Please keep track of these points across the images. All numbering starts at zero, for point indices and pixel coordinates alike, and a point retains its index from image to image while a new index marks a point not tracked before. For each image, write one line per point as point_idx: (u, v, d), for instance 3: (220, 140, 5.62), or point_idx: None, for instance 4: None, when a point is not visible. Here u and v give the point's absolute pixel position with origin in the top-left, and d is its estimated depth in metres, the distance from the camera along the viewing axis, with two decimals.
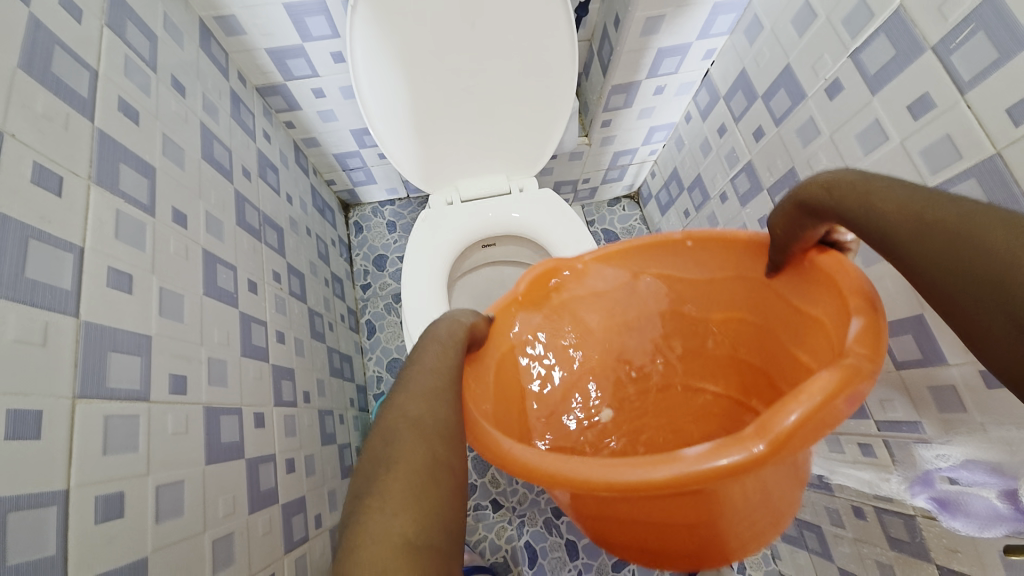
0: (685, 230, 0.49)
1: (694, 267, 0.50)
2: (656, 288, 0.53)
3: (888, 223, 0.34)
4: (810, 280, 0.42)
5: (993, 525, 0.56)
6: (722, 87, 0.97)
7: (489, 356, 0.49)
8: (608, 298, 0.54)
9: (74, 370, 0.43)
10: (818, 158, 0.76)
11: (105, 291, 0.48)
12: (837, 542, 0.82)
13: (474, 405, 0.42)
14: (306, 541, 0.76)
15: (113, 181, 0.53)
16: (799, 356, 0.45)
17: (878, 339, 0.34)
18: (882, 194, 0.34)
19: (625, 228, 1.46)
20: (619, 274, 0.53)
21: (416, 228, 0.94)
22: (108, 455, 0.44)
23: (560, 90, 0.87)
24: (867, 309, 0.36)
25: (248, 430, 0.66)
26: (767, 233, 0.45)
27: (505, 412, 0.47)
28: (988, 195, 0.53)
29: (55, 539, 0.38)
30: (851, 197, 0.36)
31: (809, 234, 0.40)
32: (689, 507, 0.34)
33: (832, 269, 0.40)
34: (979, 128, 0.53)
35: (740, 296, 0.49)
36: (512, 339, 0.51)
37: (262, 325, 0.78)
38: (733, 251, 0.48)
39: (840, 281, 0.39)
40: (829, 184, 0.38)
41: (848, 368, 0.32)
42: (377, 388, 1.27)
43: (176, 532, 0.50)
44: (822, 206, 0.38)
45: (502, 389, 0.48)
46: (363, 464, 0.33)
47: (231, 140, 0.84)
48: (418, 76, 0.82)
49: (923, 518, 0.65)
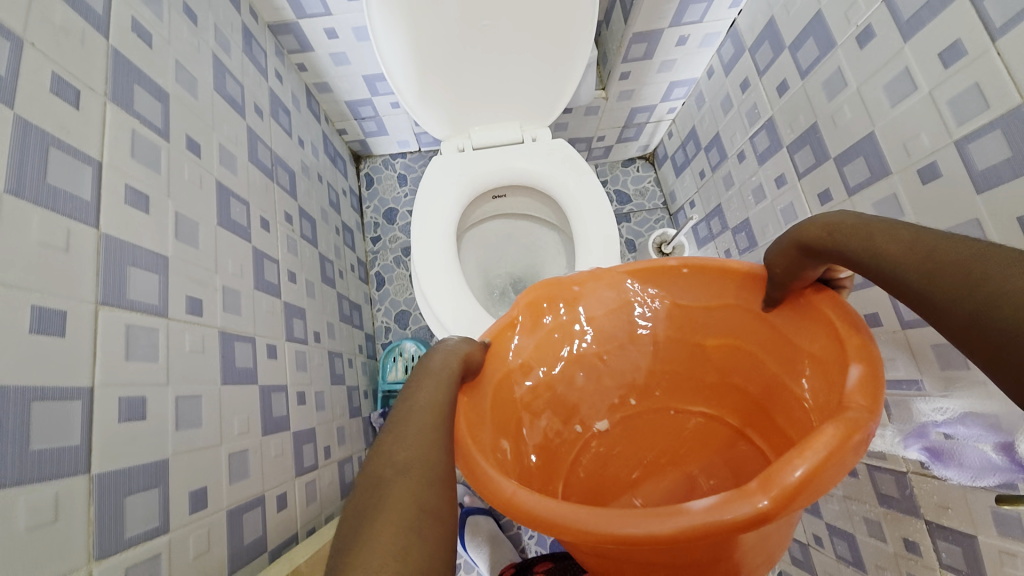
0: (681, 257, 0.49)
1: (690, 295, 0.50)
2: (652, 315, 0.52)
3: (896, 266, 0.32)
4: (806, 317, 0.43)
5: (983, 475, 0.57)
6: (748, 38, 0.93)
7: (484, 383, 0.45)
8: (604, 323, 0.52)
9: (95, 277, 0.44)
10: (842, 112, 0.74)
11: (122, 208, 0.49)
12: (827, 500, 0.87)
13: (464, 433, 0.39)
14: (315, 469, 0.81)
15: (128, 102, 0.53)
16: (795, 389, 0.45)
17: (876, 388, 0.34)
18: (887, 237, 0.34)
19: (639, 190, 1.45)
20: (618, 299, 0.52)
21: (427, 174, 0.93)
22: (129, 361, 0.46)
23: (578, 34, 0.84)
24: (865, 356, 0.37)
25: (260, 359, 0.69)
26: (762, 266, 0.45)
27: (501, 443, 0.44)
28: (1010, 148, 0.51)
29: (79, 431, 0.41)
30: (855, 242, 0.35)
31: (808, 273, 0.40)
32: (696, 555, 0.32)
33: (832, 311, 0.40)
34: (1007, 77, 0.51)
35: (734, 326, 0.49)
36: (508, 365, 0.48)
37: (274, 263, 0.80)
38: (728, 283, 0.48)
39: (834, 319, 0.40)
40: (830, 230, 0.37)
41: (850, 422, 0.31)
42: (386, 338, 1.30)
43: (194, 441, 0.53)
44: (824, 248, 0.38)
45: (497, 419, 0.45)
46: (347, 512, 0.28)
47: (244, 76, 0.83)
48: (432, 9, 0.79)
49: (917, 475, 0.67)
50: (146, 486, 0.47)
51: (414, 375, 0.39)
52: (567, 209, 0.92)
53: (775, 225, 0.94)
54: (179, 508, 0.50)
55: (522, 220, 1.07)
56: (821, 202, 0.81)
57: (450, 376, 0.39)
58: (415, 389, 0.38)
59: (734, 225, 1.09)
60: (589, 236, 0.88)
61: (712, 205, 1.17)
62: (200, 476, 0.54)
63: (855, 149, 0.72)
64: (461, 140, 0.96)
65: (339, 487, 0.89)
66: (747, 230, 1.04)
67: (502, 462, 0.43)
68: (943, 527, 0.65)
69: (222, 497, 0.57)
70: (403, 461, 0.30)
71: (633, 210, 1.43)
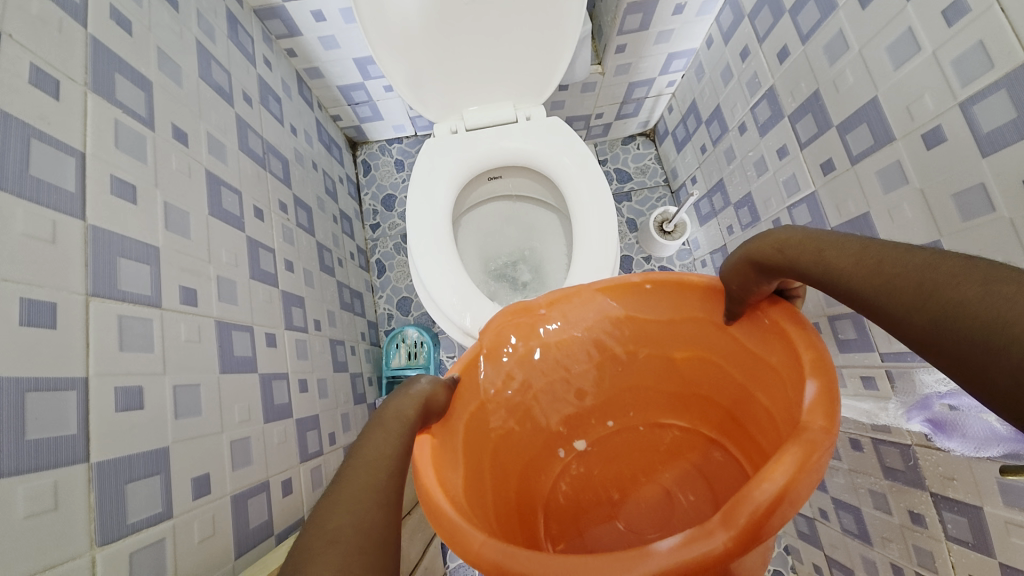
0: (643, 272, 0.47)
1: (654, 309, 0.48)
2: (620, 330, 0.50)
3: (847, 279, 0.32)
4: (765, 330, 0.42)
5: (989, 444, 0.56)
6: (747, 3, 0.89)
7: (455, 420, 0.43)
8: (574, 343, 0.50)
9: (85, 269, 0.45)
10: (844, 77, 0.71)
11: (109, 199, 0.49)
12: (833, 474, 0.87)
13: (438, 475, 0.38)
14: (320, 455, 0.82)
15: (110, 91, 0.52)
16: (761, 400, 0.44)
17: (833, 403, 0.32)
18: (834, 250, 0.33)
19: (639, 168, 1.42)
20: (589, 315, 0.49)
21: (420, 158, 0.92)
22: (124, 351, 0.47)
23: (570, 6, 0.81)
24: (821, 372, 0.35)
25: (259, 348, 0.70)
26: (719, 280, 0.44)
27: (478, 475, 0.43)
28: (1017, 108, 0.49)
29: (77, 420, 0.41)
30: (805, 256, 0.35)
31: (763, 289, 0.39)
32: None
33: (786, 324, 0.39)
34: (1012, 33, 0.48)
35: (703, 339, 0.48)
36: (478, 396, 0.46)
37: (270, 252, 0.80)
38: (688, 295, 0.47)
39: (795, 339, 0.38)
40: (781, 245, 0.37)
41: (806, 445, 0.29)
42: (388, 325, 1.31)
43: (194, 429, 0.54)
44: (777, 266, 0.37)
45: (471, 451, 0.44)
46: None
47: (231, 63, 0.82)
48: None
49: (921, 447, 0.67)
50: (147, 474, 0.47)
51: (365, 423, 0.37)
52: (563, 188, 0.91)
53: (777, 198, 0.92)
54: (183, 495, 0.51)
55: (520, 201, 1.06)
56: (824, 173, 0.79)
57: (404, 425, 0.37)
58: (361, 440, 0.35)
59: (736, 200, 1.07)
60: (586, 214, 0.87)
61: (714, 180, 1.15)
62: (202, 463, 0.55)
63: (858, 116, 0.70)
64: (453, 121, 0.94)
65: None
66: (749, 205, 1.02)
67: (481, 499, 0.42)
68: (948, 498, 0.65)
69: (225, 483, 0.58)
70: (335, 529, 0.28)
71: (634, 188, 1.41)
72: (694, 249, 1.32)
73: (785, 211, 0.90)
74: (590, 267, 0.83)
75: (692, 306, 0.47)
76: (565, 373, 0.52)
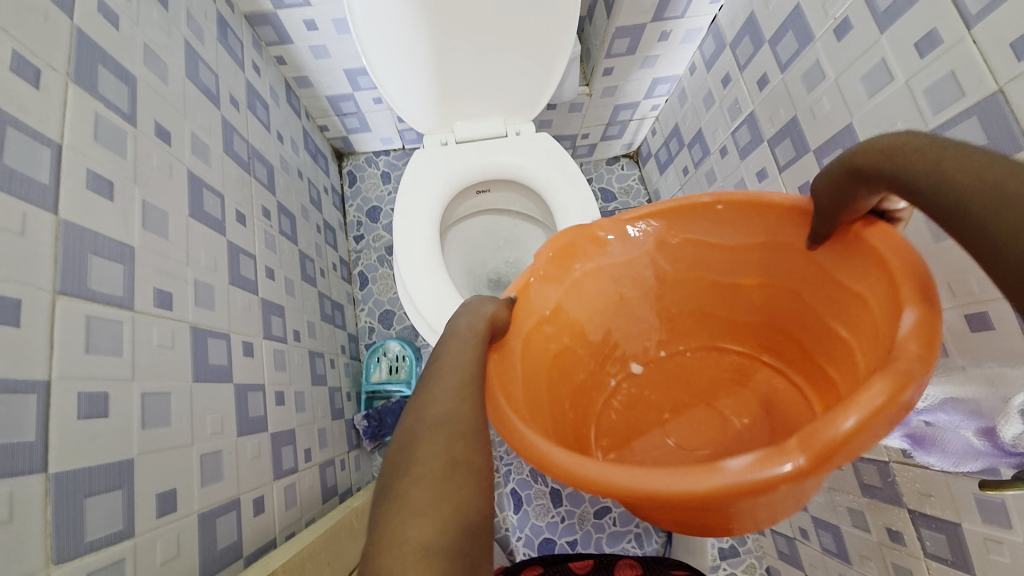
0: (716, 193, 0.48)
1: (726, 231, 0.50)
2: (682, 252, 0.53)
3: (956, 191, 0.29)
4: (854, 253, 0.41)
5: (970, 459, 0.56)
6: (729, 33, 0.94)
7: (513, 345, 0.46)
8: (630, 266, 0.54)
9: (54, 265, 0.42)
10: (821, 104, 0.74)
11: (85, 194, 0.46)
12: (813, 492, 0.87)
13: (503, 391, 0.41)
14: (295, 472, 0.78)
15: (92, 83, 0.51)
16: (838, 330, 0.45)
17: (934, 336, 0.31)
18: (957, 158, 0.29)
19: (623, 188, 1.45)
20: (645, 240, 0.52)
21: (409, 167, 0.92)
22: (91, 354, 0.44)
23: (561, 29, 0.83)
24: (923, 301, 0.34)
25: (235, 357, 0.66)
26: (807, 199, 0.44)
27: (533, 389, 0.46)
28: (987, 135, 0.52)
29: (35, 427, 0.38)
30: (918, 159, 0.31)
31: (859, 204, 0.38)
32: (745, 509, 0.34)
33: (879, 243, 0.38)
34: (982, 63, 0.52)
35: (772, 263, 0.49)
36: (538, 313, 0.49)
37: (251, 258, 0.77)
38: (767, 216, 0.47)
39: (888, 258, 0.37)
40: (890, 149, 0.33)
41: (899, 373, 0.30)
42: (369, 339, 1.28)
43: (163, 440, 0.51)
44: (877, 172, 0.34)
45: (529, 373, 0.46)
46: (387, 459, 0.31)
47: (219, 66, 0.81)
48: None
49: (897, 463, 0.68)
50: (108, 488, 0.44)
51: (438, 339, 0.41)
52: (551, 204, 0.91)
53: None
54: (148, 511, 0.48)
55: (506, 215, 1.06)
56: (802, 194, 0.82)
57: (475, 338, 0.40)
58: (437, 354, 0.39)
59: None
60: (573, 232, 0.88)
61: None
62: (169, 477, 0.51)
63: (834, 141, 0.73)
64: (444, 134, 0.94)
65: (319, 491, 0.86)
66: None
67: (542, 420, 0.44)
68: (926, 515, 0.66)
69: (194, 499, 0.54)
70: (434, 414, 0.32)
71: (618, 207, 1.43)
72: None
73: None
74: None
75: (771, 230, 0.47)
76: (614, 298, 0.54)
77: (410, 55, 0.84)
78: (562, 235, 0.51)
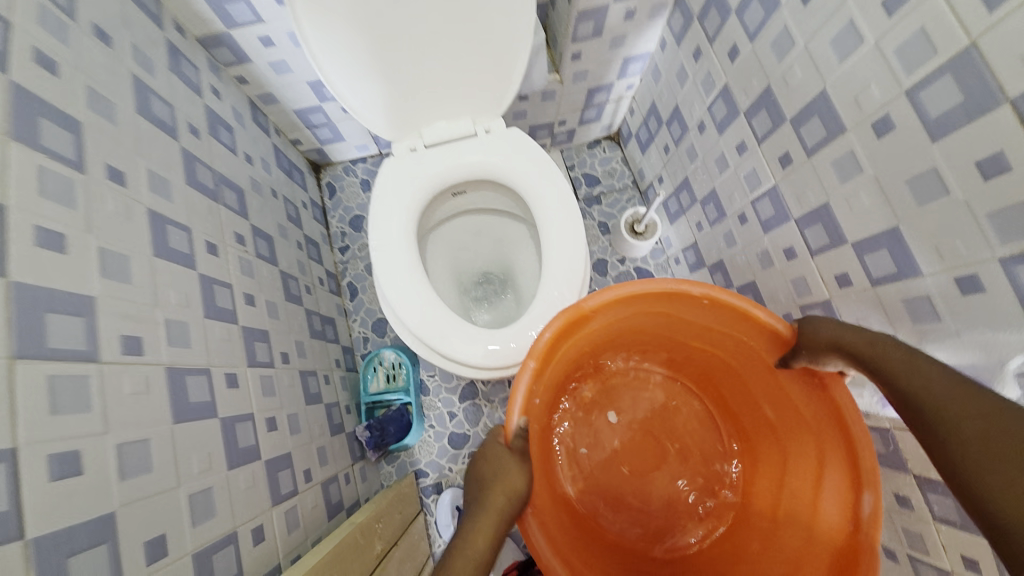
0: (704, 290, 0.63)
1: (708, 315, 0.66)
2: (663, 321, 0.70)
3: (902, 384, 0.45)
4: (810, 381, 0.59)
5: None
6: (695, 5, 0.90)
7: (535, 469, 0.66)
8: (592, 335, 0.70)
9: (7, 328, 0.41)
10: (793, 73, 0.71)
11: (34, 250, 0.46)
12: None
13: (538, 521, 0.61)
14: (296, 494, 0.78)
15: (31, 134, 0.49)
16: (767, 421, 0.69)
17: (876, 515, 0.51)
18: (968, 401, 0.41)
19: (606, 171, 1.42)
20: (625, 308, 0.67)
21: (380, 177, 0.90)
22: (57, 414, 0.44)
23: (519, 16, 0.80)
24: (871, 486, 0.52)
25: (220, 390, 0.66)
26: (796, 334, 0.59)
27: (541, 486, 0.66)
28: (964, 94, 0.50)
29: (6, 496, 0.38)
30: (896, 361, 0.46)
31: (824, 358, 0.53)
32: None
33: (841, 398, 0.56)
34: (953, 15, 0.49)
35: (719, 346, 0.70)
36: (526, 408, 0.64)
37: (228, 287, 0.76)
38: (745, 318, 0.62)
39: (846, 413, 0.55)
40: (873, 343, 0.49)
41: None
42: (365, 349, 1.28)
43: (147, 486, 0.51)
44: (859, 352, 0.49)
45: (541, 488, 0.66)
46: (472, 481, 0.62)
47: (173, 96, 0.79)
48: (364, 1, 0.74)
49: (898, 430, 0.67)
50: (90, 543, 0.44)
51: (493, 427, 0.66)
52: (529, 202, 0.89)
53: (741, 192, 0.92)
54: (135, 560, 0.48)
55: (489, 213, 1.04)
56: (783, 167, 0.79)
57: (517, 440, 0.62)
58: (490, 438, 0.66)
59: (704, 196, 1.07)
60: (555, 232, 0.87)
61: (680, 179, 1.15)
62: (156, 521, 0.51)
63: (809, 110, 0.70)
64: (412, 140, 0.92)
65: (324, 509, 0.87)
66: (715, 200, 1.03)
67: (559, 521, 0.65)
68: (931, 480, 0.65)
69: (186, 541, 0.54)
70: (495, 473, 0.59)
71: (602, 191, 1.41)
72: (667, 248, 1.32)
73: (750, 205, 0.91)
74: (561, 286, 0.82)
75: (742, 330, 0.64)
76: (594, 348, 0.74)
77: (366, 59, 0.81)
78: (564, 316, 0.64)
